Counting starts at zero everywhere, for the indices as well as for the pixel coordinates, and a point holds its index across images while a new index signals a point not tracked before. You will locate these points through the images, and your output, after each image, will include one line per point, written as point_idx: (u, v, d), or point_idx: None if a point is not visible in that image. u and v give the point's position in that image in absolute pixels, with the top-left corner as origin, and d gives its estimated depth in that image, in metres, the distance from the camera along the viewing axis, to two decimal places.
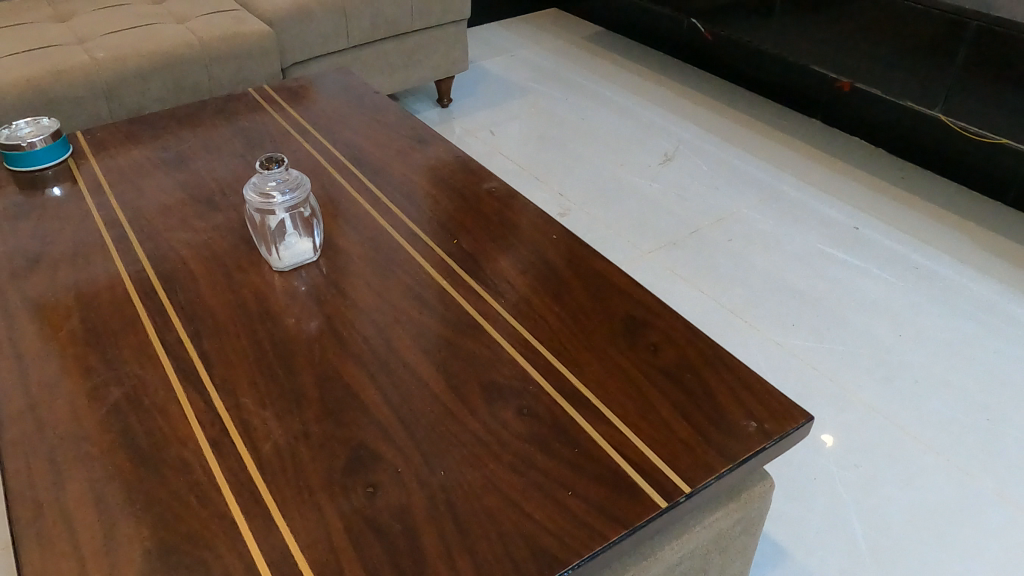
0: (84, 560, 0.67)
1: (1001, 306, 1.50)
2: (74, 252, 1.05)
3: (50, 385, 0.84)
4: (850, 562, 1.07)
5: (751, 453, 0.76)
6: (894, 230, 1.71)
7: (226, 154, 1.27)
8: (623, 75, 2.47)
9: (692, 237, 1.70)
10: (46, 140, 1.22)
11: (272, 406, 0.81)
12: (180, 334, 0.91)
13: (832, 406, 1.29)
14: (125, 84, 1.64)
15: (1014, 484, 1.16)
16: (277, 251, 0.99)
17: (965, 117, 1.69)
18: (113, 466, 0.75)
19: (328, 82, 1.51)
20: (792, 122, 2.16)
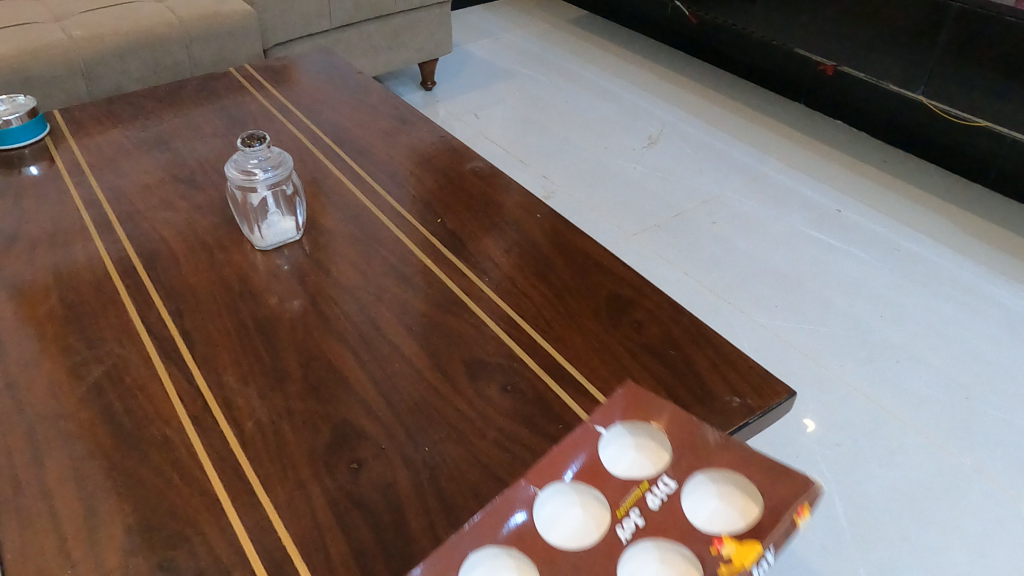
0: (65, 537, 0.67)
1: (981, 287, 1.51)
2: (52, 231, 1.03)
3: (28, 364, 0.83)
4: (832, 538, 1.08)
5: (735, 428, 0.76)
6: (876, 213, 1.72)
7: (207, 134, 1.25)
8: (607, 58, 2.46)
9: (677, 220, 1.71)
10: (21, 118, 1.20)
11: (255, 383, 0.81)
12: (161, 313, 0.90)
13: (814, 386, 1.30)
14: (104, 63, 1.61)
15: (993, 461, 1.18)
16: (259, 230, 0.98)
17: (945, 100, 1.70)
18: (93, 444, 0.75)
19: (310, 62, 1.49)
20: (776, 106, 2.16)
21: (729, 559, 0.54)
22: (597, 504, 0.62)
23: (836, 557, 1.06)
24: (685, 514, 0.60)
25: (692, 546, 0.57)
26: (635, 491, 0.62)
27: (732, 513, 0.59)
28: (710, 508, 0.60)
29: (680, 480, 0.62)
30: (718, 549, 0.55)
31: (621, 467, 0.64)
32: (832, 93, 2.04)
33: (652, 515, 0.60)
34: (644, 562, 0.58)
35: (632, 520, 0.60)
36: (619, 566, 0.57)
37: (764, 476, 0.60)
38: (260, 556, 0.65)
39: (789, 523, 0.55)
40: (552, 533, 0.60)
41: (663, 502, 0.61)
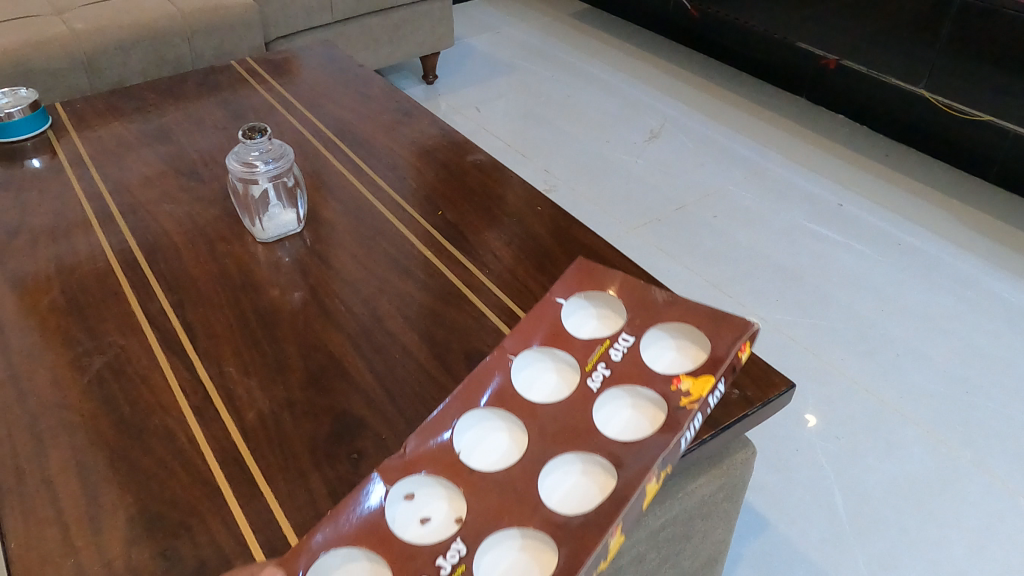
0: (67, 526, 0.67)
1: (982, 282, 1.51)
2: (54, 223, 1.04)
3: (30, 355, 0.84)
4: (831, 531, 1.09)
5: (734, 419, 0.76)
6: (877, 207, 1.72)
7: (209, 127, 1.25)
8: (609, 52, 2.46)
9: (677, 214, 1.71)
10: (24, 110, 1.21)
11: (256, 374, 0.81)
12: (163, 304, 0.90)
13: (814, 380, 1.31)
14: (106, 55, 1.61)
15: (992, 454, 1.19)
16: (260, 222, 0.98)
17: (947, 94, 1.70)
18: (95, 434, 0.75)
19: (312, 55, 1.49)
20: (778, 100, 2.16)
21: (688, 392, 0.65)
22: (566, 363, 0.71)
23: (835, 550, 1.06)
24: (645, 362, 0.69)
25: (655, 386, 0.67)
26: (599, 347, 0.71)
27: (683, 357, 0.69)
28: (663, 355, 0.70)
29: (637, 335, 0.72)
30: (677, 385, 0.66)
31: (584, 332, 0.73)
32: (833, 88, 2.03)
33: (616, 365, 0.69)
34: (614, 404, 0.67)
35: (600, 372, 0.69)
36: (595, 410, 0.67)
37: (704, 322, 0.70)
38: (261, 545, 0.65)
39: (732, 356, 0.66)
40: (529, 390, 0.69)
41: (624, 354, 0.70)
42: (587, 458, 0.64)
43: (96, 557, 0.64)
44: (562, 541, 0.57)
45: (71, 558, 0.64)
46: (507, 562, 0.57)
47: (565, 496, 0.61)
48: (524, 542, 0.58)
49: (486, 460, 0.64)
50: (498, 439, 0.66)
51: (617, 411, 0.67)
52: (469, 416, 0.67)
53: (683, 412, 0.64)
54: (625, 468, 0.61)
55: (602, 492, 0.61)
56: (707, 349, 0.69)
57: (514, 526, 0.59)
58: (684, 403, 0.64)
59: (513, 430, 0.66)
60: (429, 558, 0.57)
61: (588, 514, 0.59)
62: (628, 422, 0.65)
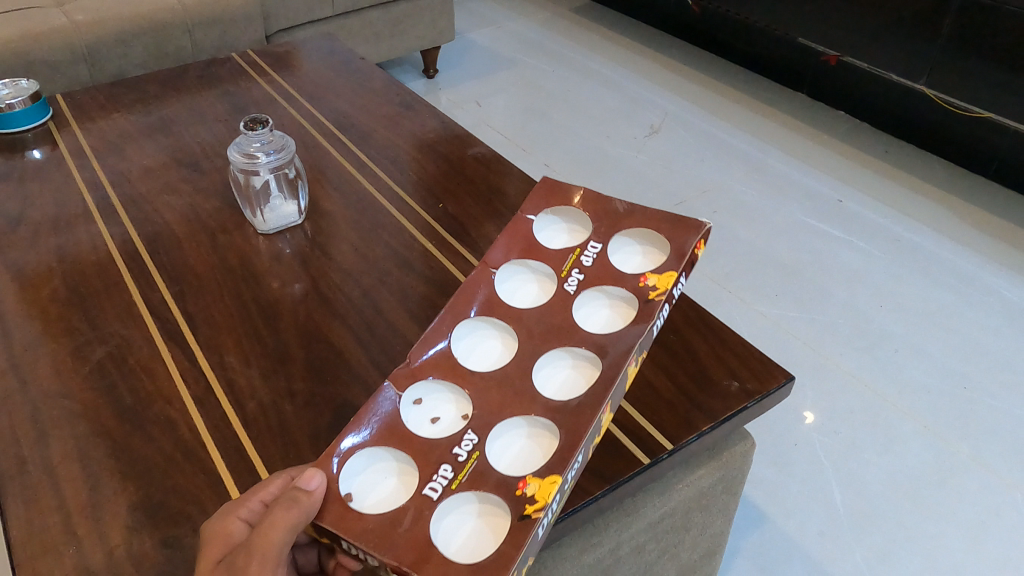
0: (69, 514, 0.67)
1: (981, 278, 1.52)
2: (56, 214, 1.04)
3: (31, 345, 0.84)
4: (829, 525, 1.09)
5: (733, 412, 0.77)
6: (876, 203, 1.72)
7: (210, 118, 1.25)
8: (610, 47, 2.46)
9: (677, 209, 1.71)
10: (25, 101, 1.21)
11: (257, 364, 0.81)
12: (164, 295, 0.90)
13: (813, 374, 1.31)
14: (106, 47, 1.62)
15: (990, 450, 1.19)
16: (261, 213, 0.99)
17: (947, 91, 1.71)
18: (97, 423, 0.75)
19: (313, 48, 1.49)
20: (778, 96, 2.16)
21: (655, 288, 0.69)
22: (545, 273, 0.75)
23: (833, 544, 1.07)
24: (614, 264, 0.73)
25: (626, 284, 0.71)
26: (571, 256, 0.74)
27: (649, 255, 0.73)
28: (632, 256, 0.74)
29: (605, 242, 0.75)
30: (645, 281, 0.70)
31: (557, 243, 0.77)
32: (833, 84, 2.03)
33: (589, 270, 0.73)
34: (592, 304, 0.71)
35: (575, 278, 0.73)
36: (575, 312, 0.70)
37: (663, 222, 0.74)
38: None
39: (690, 251, 0.70)
40: (517, 301, 0.73)
41: (595, 258, 0.74)
42: (575, 352, 0.68)
43: (98, 545, 0.65)
44: (559, 423, 0.62)
45: (73, 545, 0.65)
46: (513, 447, 0.62)
47: (559, 387, 0.65)
48: (525, 429, 0.63)
49: (483, 367, 0.68)
50: (493, 346, 0.70)
51: (595, 310, 0.70)
52: (461, 328, 0.71)
53: (652, 305, 0.68)
54: (609, 355, 0.66)
55: (586, 382, 0.66)
56: (668, 247, 0.72)
57: (516, 417, 0.64)
58: (653, 298, 0.68)
59: (506, 336, 0.70)
60: (446, 449, 0.62)
61: (581, 398, 0.64)
62: (607, 319, 0.69)
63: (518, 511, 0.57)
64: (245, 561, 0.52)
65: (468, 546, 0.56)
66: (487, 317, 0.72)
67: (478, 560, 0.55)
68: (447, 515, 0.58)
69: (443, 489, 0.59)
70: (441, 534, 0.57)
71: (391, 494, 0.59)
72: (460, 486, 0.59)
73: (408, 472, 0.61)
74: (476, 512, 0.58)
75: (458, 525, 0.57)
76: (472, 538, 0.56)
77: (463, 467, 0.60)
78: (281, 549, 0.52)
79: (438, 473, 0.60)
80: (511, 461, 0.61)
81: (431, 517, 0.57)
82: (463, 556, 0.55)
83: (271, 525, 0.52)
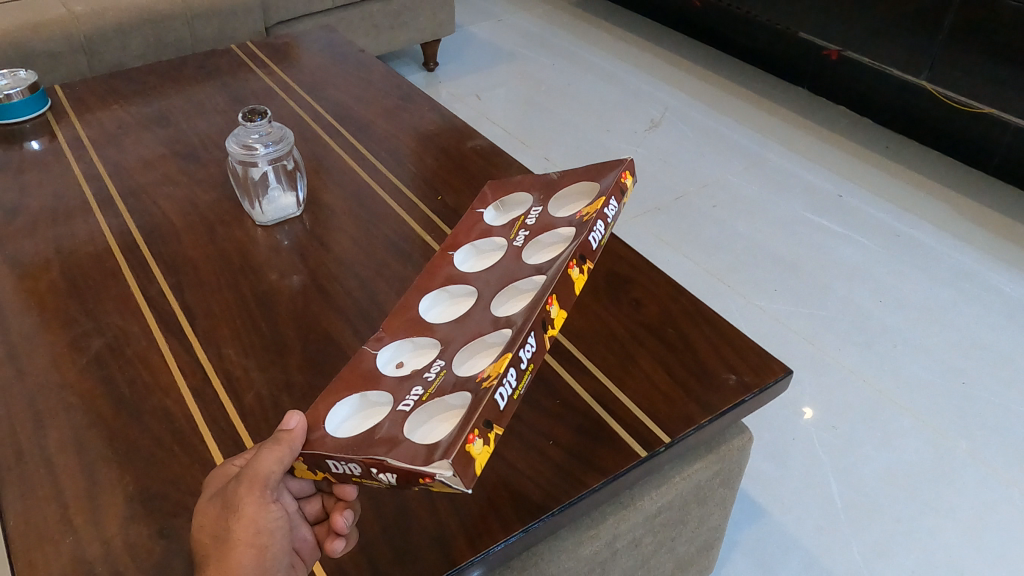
0: (66, 504, 0.67)
1: (980, 274, 1.51)
2: (54, 205, 1.04)
3: (29, 335, 0.84)
4: (826, 519, 1.09)
5: (730, 405, 0.77)
6: (876, 198, 1.72)
7: (208, 110, 1.25)
8: (611, 40, 2.45)
9: (677, 203, 1.71)
10: (22, 92, 1.20)
11: (254, 355, 0.81)
12: (161, 286, 0.90)
13: (812, 370, 1.31)
14: (106, 40, 1.62)
15: (987, 445, 1.19)
16: (259, 205, 0.98)
17: (949, 86, 1.70)
18: (94, 414, 0.75)
19: (312, 40, 1.49)
20: (779, 91, 2.15)
21: (588, 214, 0.71)
22: (496, 241, 0.78)
23: (831, 537, 1.07)
24: (552, 216, 0.77)
25: (565, 224, 0.73)
26: (517, 224, 0.79)
27: (584, 199, 0.76)
28: (569, 206, 0.77)
29: (545, 206, 0.79)
30: (581, 214, 0.72)
31: (500, 220, 0.81)
32: (833, 78, 2.02)
33: (533, 226, 0.76)
34: (538, 247, 0.73)
35: (522, 235, 0.76)
36: (526, 259, 0.72)
37: (593, 171, 0.78)
38: None
39: (618, 182, 0.74)
40: (478, 269, 0.75)
41: (536, 218, 0.78)
42: (525, 283, 0.69)
43: (95, 535, 0.65)
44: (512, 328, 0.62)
45: (70, 535, 0.65)
46: (476, 358, 0.62)
47: (513, 307, 0.66)
48: (486, 344, 0.63)
49: (453, 317, 0.70)
50: (458, 305, 0.71)
51: (541, 250, 0.72)
52: (426, 300, 0.73)
53: (586, 224, 0.69)
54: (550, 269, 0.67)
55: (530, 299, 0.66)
56: (599, 186, 0.76)
57: (478, 338, 0.64)
58: (586, 219, 0.70)
59: (468, 292, 0.73)
60: (418, 377, 0.62)
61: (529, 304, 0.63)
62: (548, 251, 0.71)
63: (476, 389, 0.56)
64: (234, 490, 0.55)
65: (438, 433, 0.54)
66: (453, 285, 0.74)
67: (447, 434, 0.53)
68: (418, 417, 0.57)
69: (416, 402, 0.58)
70: (415, 431, 0.55)
71: (369, 422, 0.60)
72: (431, 396, 0.58)
73: (384, 402, 0.61)
74: (444, 412, 0.56)
75: (427, 422, 0.56)
76: (442, 426, 0.55)
77: (432, 383, 0.60)
78: (270, 481, 0.56)
79: (409, 395, 0.60)
80: (473, 367, 0.61)
81: (404, 422, 0.57)
82: (435, 438, 0.54)
83: (257, 461, 0.56)
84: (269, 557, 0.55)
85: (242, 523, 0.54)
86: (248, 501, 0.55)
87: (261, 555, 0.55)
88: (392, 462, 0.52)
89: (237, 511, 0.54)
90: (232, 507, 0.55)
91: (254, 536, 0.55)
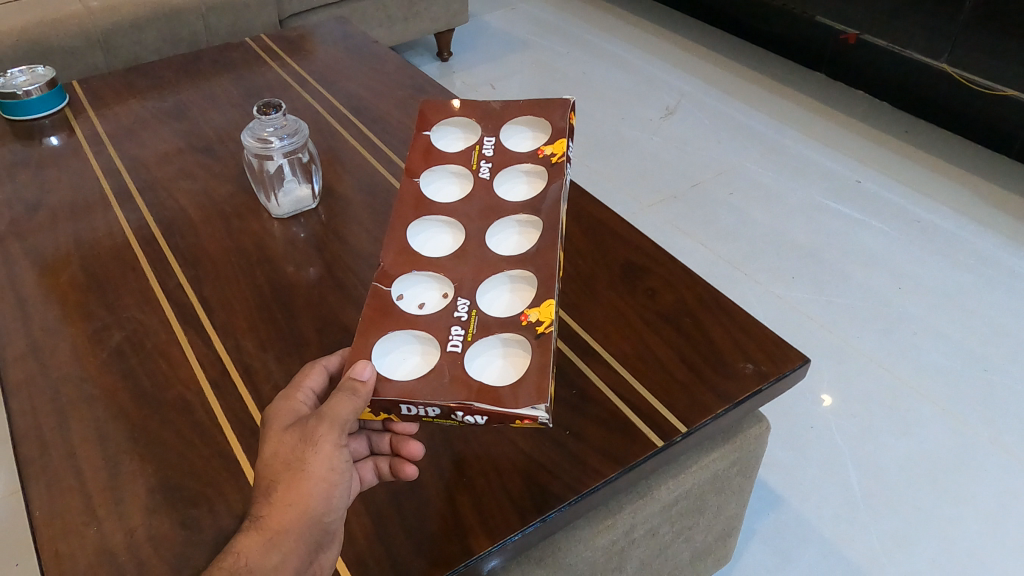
0: (89, 496, 0.68)
1: (1001, 259, 1.49)
2: (74, 200, 1.05)
3: (51, 329, 0.85)
4: (845, 507, 1.09)
5: (747, 394, 0.76)
6: (895, 184, 1.70)
7: (224, 104, 1.26)
8: (626, 28, 2.43)
9: (693, 190, 1.70)
10: (42, 88, 1.21)
11: (272, 347, 0.82)
12: (180, 279, 0.91)
13: (831, 357, 1.30)
14: (120, 34, 1.62)
15: (1010, 433, 1.17)
16: (275, 198, 0.99)
17: (970, 68, 1.67)
18: (115, 407, 0.76)
19: (326, 32, 1.49)
20: (796, 76, 2.13)
21: (553, 154, 0.78)
22: (456, 168, 0.80)
23: (849, 527, 1.06)
24: (510, 148, 0.81)
25: (527, 160, 0.79)
26: (473, 152, 0.81)
27: (537, 135, 0.81)
28: (523, 139, 0.82)
29: (497, 135, 0.82)
30: (543, 153, 0.79)
31: (455, 146, 0.82)
32: (851, 63, 1.99)
33: (494, 157, 0.80)
34: (509, 180, 0.78)
35: (485, 167, 0.79)
36: (503, 194, 0.77)
37: (534, 107, 0.83)
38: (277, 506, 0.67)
39: (567, 122, 0.80)
40: (452, 200, 0.77)
41: (494, 148, 0.81)
42: (515, 219, 0.75)
43: (119, 525, 0.66)
44: (528, 264, 0.70)
45: (94, 526, 0.66)
46: (502, 298, 0.68)
47: (517, 246, 0.72)
48: (506, 283, 0.69)
49: (449, 253, 0.73)
50: (447, 238, 0.74)
51: (513, 183, 0.78)
52: (410, 230, 0.74)
53: (558, 167, 0.77)
54: (544, 211, 0.74)
55: (531, 240, 0.73)
56: (547, 123, 0.81)
57: (495, 274, 0.70)
58: (556, 162, 0.77)
59: (454, 225, 0.75)
60: (448, 315, 0.67)
61: (536, 245, 0.71)
62: (524, 189, 0.77)
63: (531, 334, 0.64)
64: (314, 425, 0.56)
65: (508, 375, 0.62)
66: (430, 215, 0.76)
67: (521, 377, 0.61)
68: (476, 358, 0.63)
69: (463, 342, 0.64)
70: (484, 375, 0.62)
71: (417, 365, 0.63)
72: (477, 337, 0.65)
73: (425, 343, 0.65)
74: (502, 353, 0.64)
75: (490, 365, 0.63)
76: (508, 370, 0.62)
77: (469, 323, 0.66)
78: (345, 426, 0.57)
79: (451, 334, 0.65)
80: (506, 309, 0.67)
81: (464, 364, 0.63)
82: (508, 381, 0.61)
83: (335, 404, 0.56)
84: (336, 494, 0.57)
85: (319, 457, 0.55)
86: (326, 440, 0.55)
87: (330, 491, 0.56)
88: (481, 407, 0.58)
89: (315, 446, 0.55)
90: (310, 442, 0.55)
91: (327, 472, 0.55)
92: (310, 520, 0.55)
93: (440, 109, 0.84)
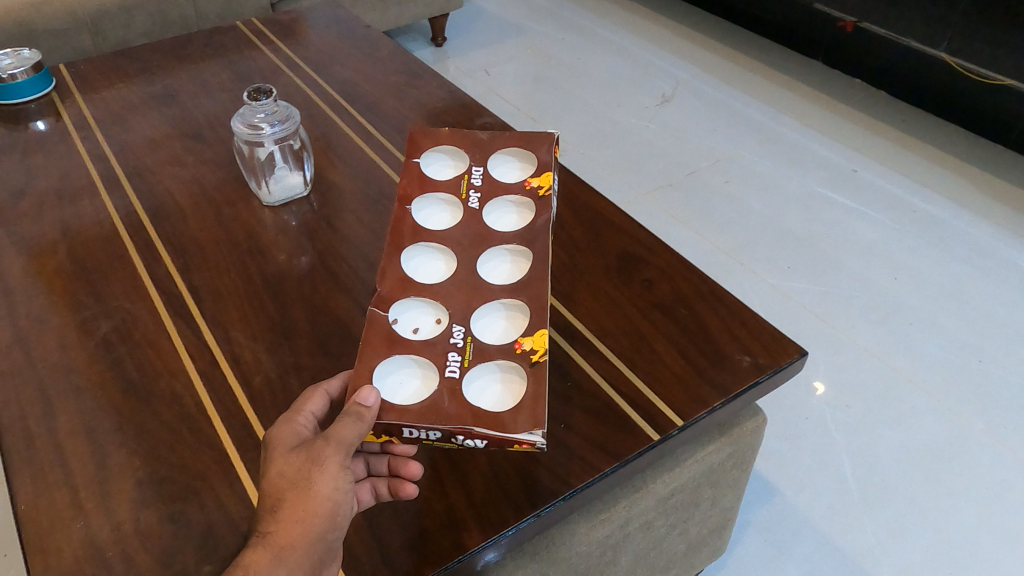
0: (76, 489, 0.67)
1: (997, 250, 1.49)
2: (61, 186, 1.03)
3: (37, 319, 0.84)
4: (839, 498, 1.08)
5: (745, 387, 0.76)
6: (892, 173, 1.69)
7: (214, 89, 1.23)
8: (623, 14, 2.41)
9: (690, 178, 1.69)
10: (27, 72, 1.19)
11: (263, 339, 0.81)
12: (169, 268, 0.89)
13: (826, 348, 1.29)
14: (109, 17, 1.60)
15: (1004, 425, 1.17)
16: (266, 185, 0.97)
17: (970, 57, 1.66)
18: (103, 399, 0.75)
19: (318, 16, 1.46)
20: (793, 64, 2.11)
21: (540, 186, 0.79)
22: (446, 198, 0.79)
23: (843, 518, 1.06)
24: (498, 178, 0.80)
25: (515, 190, 0.79)
26: (462, 181, 0.80)
27: (523, 166, 0.82)
28: (510, 169, 0.82)
29: (485, 166, 0.81)
30: (530, 184, 0.79)
31: (445, 174, 0.81)
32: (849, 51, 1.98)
33: (482, 187, 0.80)
34: (499, 210, 0.78)
35: (474, 195, 0.79)
36: (494, 223, 0.77)
37: (520, 139, 0.84)
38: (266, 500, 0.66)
39: (553, 157, 0.81)
40: (444, 228, 0.76)
41: (483, 177, 0.80)
42: (505, 249, 0.74)
43: (106, 519, 0.65)
44: (521, 294, 0.70)
45: (80, 520, 0.65)
46: (496, 326, 0.68)
47: (509, 275, 0.72)
48: (500, 311, 0.69)
49: (445, 279, 0.71)
50: (440, 264, 0.73)
51: (503, 214, 0.78)
52: (403, 257, 0.73)
53: (545, 200, 0.77)
54: (536, 245, 0.73)
55: (522, 271, 0.72)
56: (533, 156, 0.82)
57: (488, 303, 0.69)
58: (543, 194, 0.78)
59: (445, 252, 0.74)
60: (443, 342, 0.66)
61: (528, 276, 0.71)
62: (514, 221, 0.77)
63: (526, 362, 0.64)
64: (319, 445, 0.54)
65: (504, 401, 0.62)
66: (425, 240, 0.74)
67: (520, 404, 0.61)
68: (473, 382, 0.64)
69: (460, 368, 0.64)
70: (481, 400, 0.62)
71: (418, 389, 0.63)
72: (473, 364, 0.65)
73: (424, 366, 0.64)
74: (499, 379, 0.64)
75: (487, 390, 0.63)
76: (506, 396, 0.62)
77: (465, 350, 0.65)
78: (349, 448, 0.55)
79: (449, 360, 0.64)
80: (500, 337, 0.67)
81: (463, 390, 0.62)
82: (507, 407, 0.61)
83: (340, 428, 0.55)
84: (340, 514, 0.55)
85: (325, 477, 0.53)
86: (332, 459, 0.54)
87: (334, 511, 0.54)
88: (482, 431, 0.59)
89: (321, 465, 0.53)
90: (317, 462, 0.53)
91: (332, 492, 0.53)
92: (315, 538, 0.53)
93: (431, 136, 0.84)
